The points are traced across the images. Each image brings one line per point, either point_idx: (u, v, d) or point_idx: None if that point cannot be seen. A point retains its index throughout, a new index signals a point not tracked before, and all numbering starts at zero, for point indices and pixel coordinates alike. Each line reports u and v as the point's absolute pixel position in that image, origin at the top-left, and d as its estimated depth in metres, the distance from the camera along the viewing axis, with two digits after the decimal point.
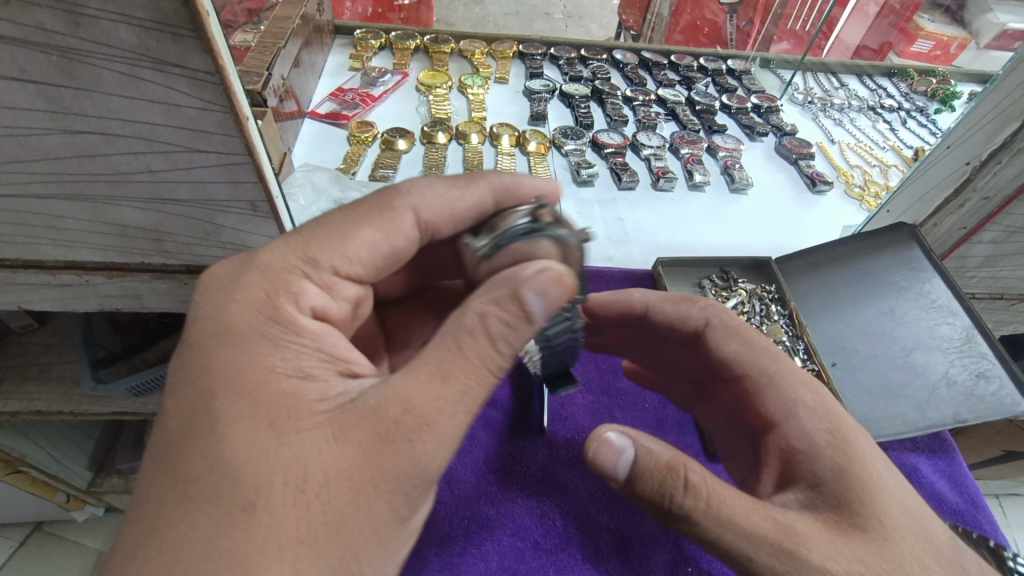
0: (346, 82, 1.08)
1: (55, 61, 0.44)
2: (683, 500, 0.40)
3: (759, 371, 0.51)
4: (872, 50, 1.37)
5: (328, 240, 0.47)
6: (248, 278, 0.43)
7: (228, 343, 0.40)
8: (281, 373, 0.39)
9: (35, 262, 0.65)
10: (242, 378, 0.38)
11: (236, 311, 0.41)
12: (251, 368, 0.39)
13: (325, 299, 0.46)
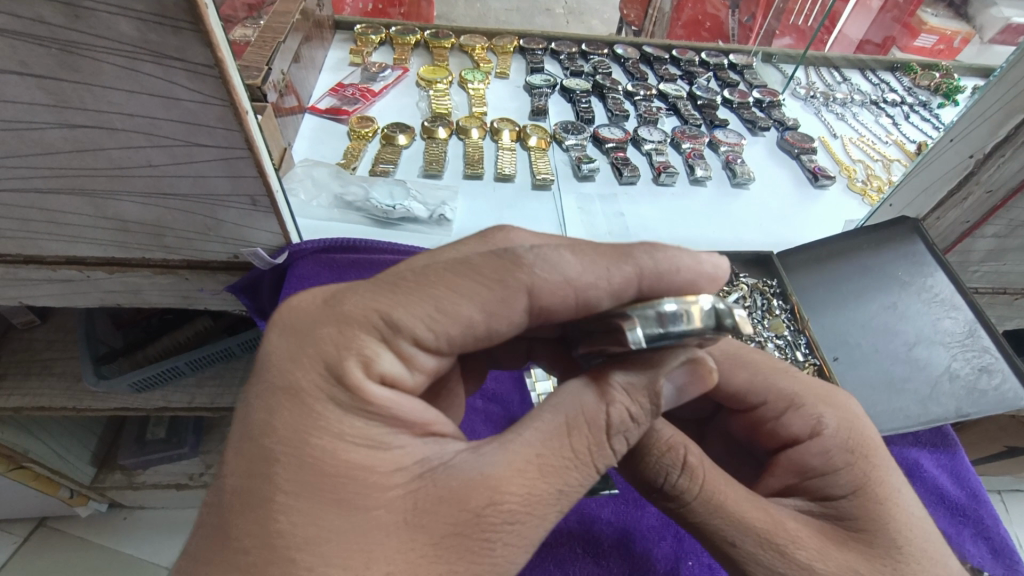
0: (346, 77, 1.08)
1: (55, 54, 0.44)
2: (677, 479, 0.43)
3: (773, 401, 0.52)
4: (875, 45, 1.38)
5: (410, 299, 0.37)
6: (323, 327, 0.37)
7: (289, 402, 0.36)
8: (352, 442, 0.36)
9: (36, 258, 0.65)
10: (315, 452, 0.35)
11: (303, 370, 0.36)
12: (316, 439, 0.35)
13: (398, 367, 0.38)
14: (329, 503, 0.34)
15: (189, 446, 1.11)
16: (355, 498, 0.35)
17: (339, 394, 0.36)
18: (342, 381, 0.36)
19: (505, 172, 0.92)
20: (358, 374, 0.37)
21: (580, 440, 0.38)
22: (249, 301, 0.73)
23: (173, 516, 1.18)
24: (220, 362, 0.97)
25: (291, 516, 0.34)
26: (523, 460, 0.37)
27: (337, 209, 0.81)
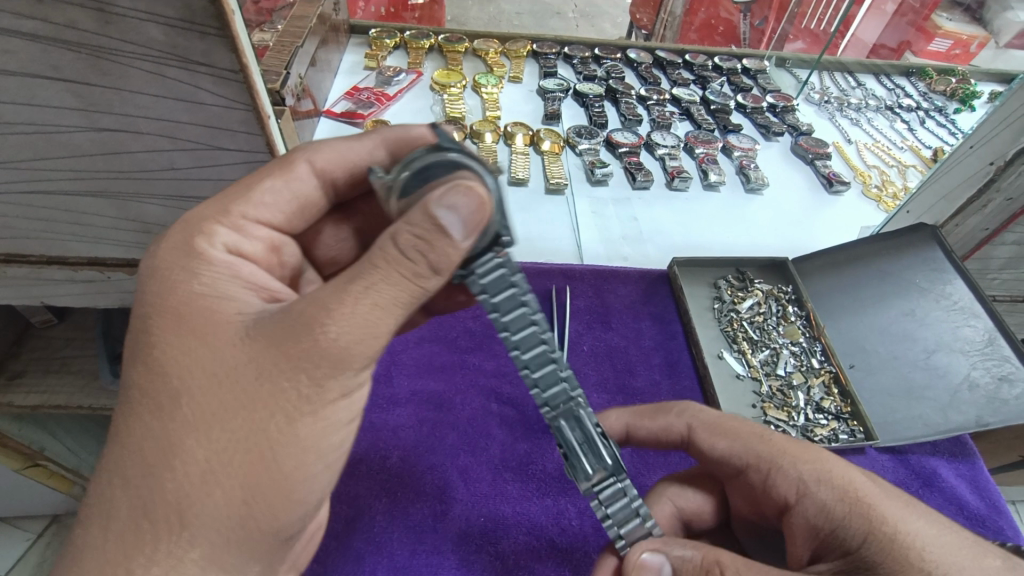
0: (361, 81, 1.09)
1: (86, 59, 0.45)
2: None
3: (753, 461, 0.47)
4: (890, 49, 1.35)
5: (240, 196, 0.46)
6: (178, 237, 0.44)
7: (157, 291, 0.41)
8: (196, 314, 0.39)
9: (59, 258, 0.66)
10: (171, 299, 0.39)
11: (168, 250, 0.42)
12: (172, 297, 0.39)
13: (239, 238, 0.45)
14: (186, 342, 0.38)
15: None
16: (198, 338, 0.38)
17: (185, 272, 0.41)
18: (188, 253, 0.41)
19: (519, 176, 0.92)
20: (207, 245, 0.42)
21: (391, 271, 0.35)
22: None
23: None
24: None
25: (175, 394, 0.37)
26: (350, 293, 0.36)
27: None
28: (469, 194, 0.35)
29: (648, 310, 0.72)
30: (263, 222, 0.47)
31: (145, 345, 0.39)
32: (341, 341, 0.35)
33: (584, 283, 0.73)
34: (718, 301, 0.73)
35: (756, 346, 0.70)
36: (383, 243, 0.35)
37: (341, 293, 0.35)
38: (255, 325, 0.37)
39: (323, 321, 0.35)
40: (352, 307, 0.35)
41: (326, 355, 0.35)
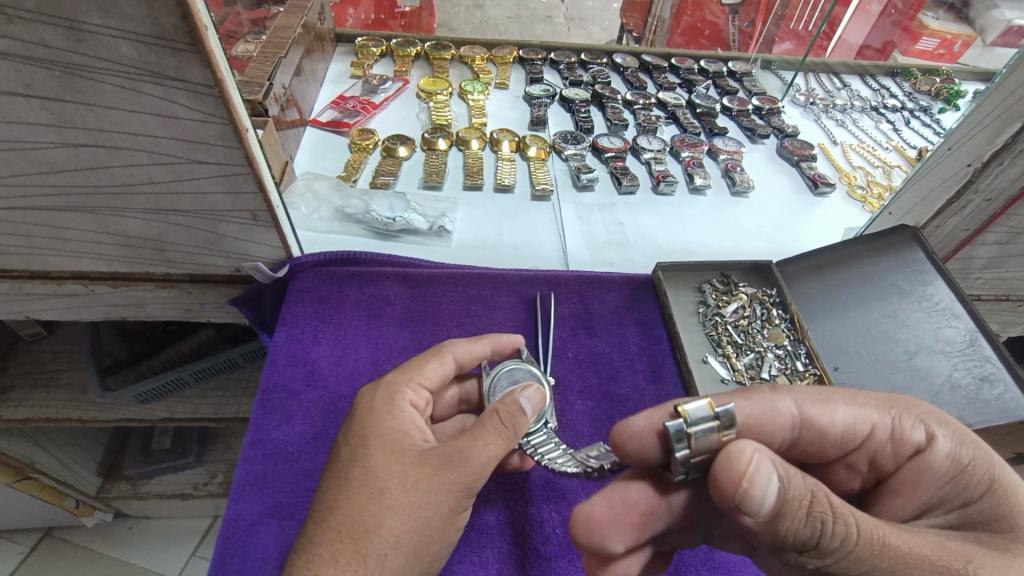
0: (348, 90, 1.09)
1: (59, 76, 0.45)
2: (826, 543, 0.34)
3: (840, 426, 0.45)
4: (874, 50, 1.37)
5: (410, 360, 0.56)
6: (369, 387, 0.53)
7: (361, 421, 0.49)
8: (383, 438, 0.47)
9: (41, 273, 0.66)
10: (379, 427, 0.48)
11: (374, 396, 0.51)
12: (380, 426, 0.48)
13: (420, 405, 0.53)
14: (394, 457, 0.46)
15: (193, 455, 1.12)
16: (394, 454, 0.46)
17: (381, 406, 0.50)
18: (390, 396, 0.51)
19: (505, 183, 0.92)
20: (400, 394, 0.52)
21: (493, 429, 0.47)
22: (251, 314, 0.73)
23: (177, 526, 1.18)
24: (223, 373, 0.98)
25: (348, 500, 0.44)
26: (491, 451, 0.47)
27: (337, 221, 0.82)
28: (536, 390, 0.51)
29: (632, 316, 0.72)
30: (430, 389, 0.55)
31: (362, 454, 0.46)
32: (484, 469, 0.46)
33: (568, 289, 0.73)
34: (703, 305, 0.73)
35: (740, 349, 0.70)
36: (488, 413, 0.49)
37: (476, 437, 0.47)
38: (429, 454, 0.47)
39: (477, 455, 0.46)
40: (481, 456, 0.46)
41: (463, 486, 0.46)
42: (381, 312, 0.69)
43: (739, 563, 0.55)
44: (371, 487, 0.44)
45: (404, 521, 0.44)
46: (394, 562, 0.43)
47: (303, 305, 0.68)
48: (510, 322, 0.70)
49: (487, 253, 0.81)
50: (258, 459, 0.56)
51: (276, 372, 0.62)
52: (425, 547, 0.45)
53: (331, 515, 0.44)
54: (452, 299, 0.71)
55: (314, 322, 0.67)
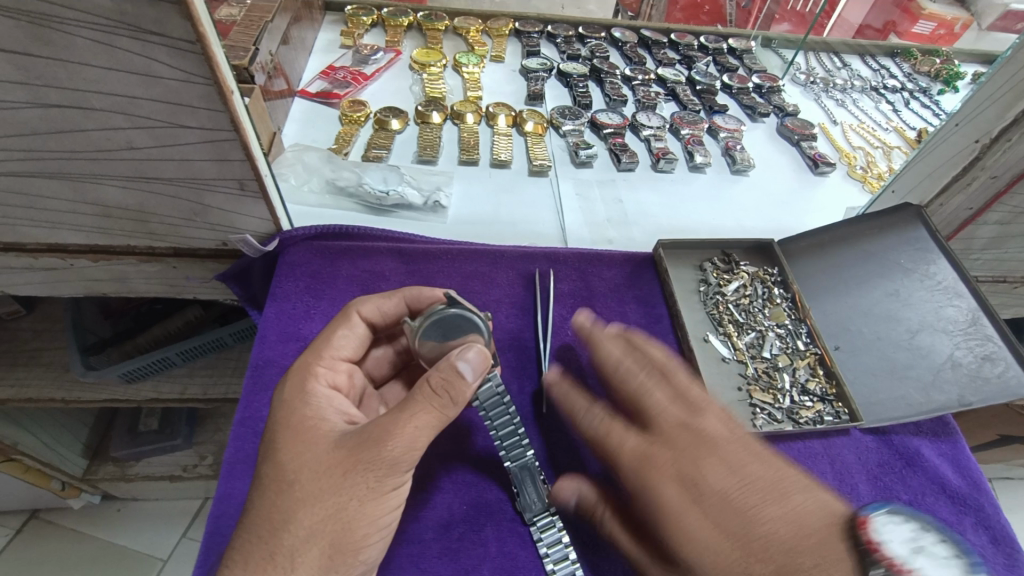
0: (338, 60, 1.05)
1: (27, 28, 0.42)
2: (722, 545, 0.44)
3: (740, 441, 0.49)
4: (875, 30, 1.33)
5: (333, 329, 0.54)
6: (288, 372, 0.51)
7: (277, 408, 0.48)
8: (294, 425, 0.46)
9: (16, 245, 0.62)
10: (289, 417, 0.46)
11: (284, 381, 0.49)
12: (291, 415, 0.47)
13: (336, 382, 0.51)
14: (305, 446, 0.44)
15: (181, 437, 1.09)
16: (303, 444, 0.45)
17: (292, 392, 0.48)
18: (303, 378, 0.49)
19: (501, 158, 0.90)
20: (314, 373, 0.50)
21: (423, 403, 0.45)
22: (240, 290, 0.71)
23: (167, 508, 1.17)
24: (211, 353, 0.96)
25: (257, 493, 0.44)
26: (414, 432, 0.44)
27: (329, 195, 0.79)
28: (480, 352, 0.48)
29: (633, 294, 0.71)
30: (346, 358, 0.54)
31: (272, 448, 0.45)
32: (409, 446, 0.44)
33: (567, 265, 0.71)
34: (705, 283, 0.72)
35: (742, 328, 0.69)
36: (419, 384, 0.46)
37: (403, 412, 0.44)
38: (348, 437, 0.45)
39: (401, 432, 0.44)
40: (404, 432, 0.44)
41: (385, 461, 0.44)
42: (376, 288, 0.67)
43: None
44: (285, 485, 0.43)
45: (315, 512, 0.42)
46: (313, 556, 0.42)
47: (294, 280, 0.65)
48: (508, 298, 0.68)
49: (484, 229, 0.79)
50: (248, 437, 0.54)
51: (266, 348, 0.60)
52: (350, 535, 0.43)
53: (245, 513, 0.43)
54: (449, 276, 0.69)
55: (305, 298, 0.64)
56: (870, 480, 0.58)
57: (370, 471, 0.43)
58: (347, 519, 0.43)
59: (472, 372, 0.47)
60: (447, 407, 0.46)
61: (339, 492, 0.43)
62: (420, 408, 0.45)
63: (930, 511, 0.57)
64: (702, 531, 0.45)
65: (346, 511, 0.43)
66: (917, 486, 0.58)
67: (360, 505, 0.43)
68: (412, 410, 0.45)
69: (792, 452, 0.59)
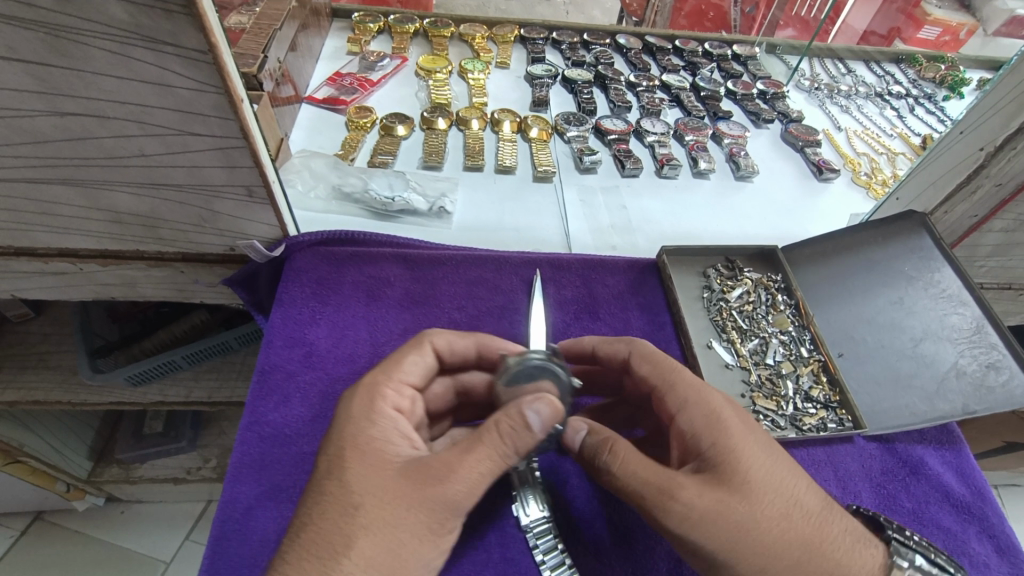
0: (345, 67, 1.06)
1: (43, 39, 0.43)
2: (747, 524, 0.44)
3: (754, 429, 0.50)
4: (880, 36, 1.35)
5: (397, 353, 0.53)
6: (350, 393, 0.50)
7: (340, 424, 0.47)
8: (359, 445, 0.45)
9: (27, 250, 0.63)
10: (357, 437, 0.45)
11: (354, 400, 0.48)
12: (359, 435, 0.46)
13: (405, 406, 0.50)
14: (370, 469, 0.44)
15: (187, 439, 1.11)
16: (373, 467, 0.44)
17: (356, 409, 0.48)
18: (371, 400, 0.48)
19: (506, 164, 0.90)
20: (383, 395, 0.49)
21: (490, 443, 0.43)
22: (245, 295, 0.71)
23: (170, 511, 1.17)
24: (217, 356, 0.96)
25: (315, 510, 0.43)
26: (477, 473, 0.43)
27: (335, 200, 0.80)
28: (544, 401, 0.44)
29: (637, 300, 0.71)
30: (413, 384, 0.52)
31: (339, 466, 0.44)
32: (472, 486, 0.43)
33: (571, 272, 0.72)
34: (708, 290, 0.72)
35: (745, 335, 0.69)
36: (488, 425, 0.44)
37: (469, 452, 0.43)
38: (414, 466, 0.44)
39: (465, 470, 0.43)
40: (469, 473, 0.43)
41: (449, 502, 0.43)
42: (380, 294, 0.68)
43: None
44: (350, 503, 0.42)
45: (374, 542, 0.41)
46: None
47: (300, 285, 0.66)
48: (512, 304, 0.69)
49: (488, 236, 0.80)
50: (254, 441, 0.55)
51: (272, 352, 0.61)
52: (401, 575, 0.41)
53: (304, 531, 0.42)
54: (453, 282, 0.70)
55: (312, 302, 0.65)
56: (873, 488, 0.58)
57: (430, 507, 0.42)
58: (399, 559, 0.41)
59: (543, 421, 0.44)
60: (512, 453, 0.44)
61: (394, 527, 0.41)
62: (485, 450, 0.43)
63: (934, 520, 0.57)
64: (691, 485, 0.45)
65: (400, 546, 0.41)
66: (920, 494, 0.58)
67: (416, 541, 0.42)
68: (479, 453, 0.43)
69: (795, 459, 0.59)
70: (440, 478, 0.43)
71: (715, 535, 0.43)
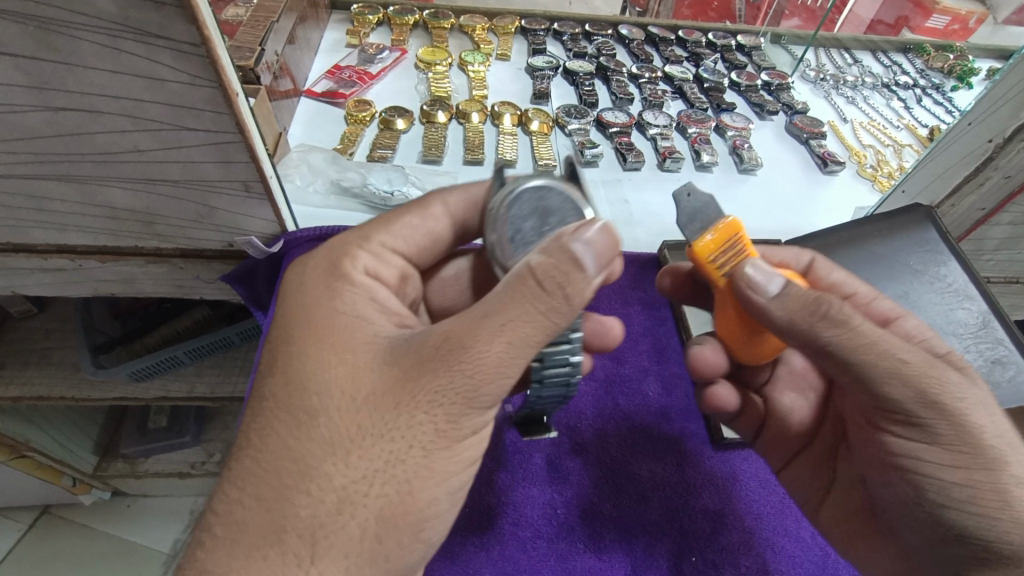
0: (343, 59, 1.05)
1: (32, 32, 0.42)
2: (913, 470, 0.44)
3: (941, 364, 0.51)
4: (886, 25, 1.34)
5: (378, 225, 0.51)
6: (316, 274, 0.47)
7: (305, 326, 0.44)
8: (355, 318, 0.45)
9: (26, 246, 0.63)
10: (324, 323, 0.44)
11: (308, 270, 0.48)
12: (329, 318, 0.44)
13: (375, 261, 0.49)
14: (336, 355, 0.42)
15: (190, 434, 1.10)
16: (355, 350, 0.42)
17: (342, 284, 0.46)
18: (329, 279, 0.47)
19: (506, 158, 0.89)
20: (354, 260, 0.48)
21: (529, 291, 0.39)
22: (244, 291, 0.71)
23: (175, 504, 1.18)
24: (219, 351, 0.96)
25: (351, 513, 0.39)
26: (503, 331, 0.39)
27: (334, 195, 0.79)
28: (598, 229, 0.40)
29: None
30: (400, 251, 0.52)
31: (292, 356, 0.43)
32: (512, 342, 0.39)
33: None
34: None
35: None
36: (524, 273, 0.39)
37: (508, 312, 0.39)
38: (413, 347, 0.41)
39: (503, 331, 0.39)
40: (499, 339, 0.38)
41: (482, 370, 0.39)
42: None
43: (742, 543, 0.59)
44: (355, 394, 0.41)
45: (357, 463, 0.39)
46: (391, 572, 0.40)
47: None
48: None
49: None
50: None
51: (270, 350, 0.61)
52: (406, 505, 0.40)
53: (266, 442, 0.41)
54: None
55: None
56: None
57: (427, 392, 0.39)
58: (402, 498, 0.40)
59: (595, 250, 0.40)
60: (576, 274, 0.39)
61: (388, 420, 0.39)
62: (532, 293, 0.39)
63: None
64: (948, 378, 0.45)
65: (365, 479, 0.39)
66: None
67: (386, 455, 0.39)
68: (534, 307, 0.39)
69: None
70: (469, 341, 0.38)
71: (882, 372, 0.44)
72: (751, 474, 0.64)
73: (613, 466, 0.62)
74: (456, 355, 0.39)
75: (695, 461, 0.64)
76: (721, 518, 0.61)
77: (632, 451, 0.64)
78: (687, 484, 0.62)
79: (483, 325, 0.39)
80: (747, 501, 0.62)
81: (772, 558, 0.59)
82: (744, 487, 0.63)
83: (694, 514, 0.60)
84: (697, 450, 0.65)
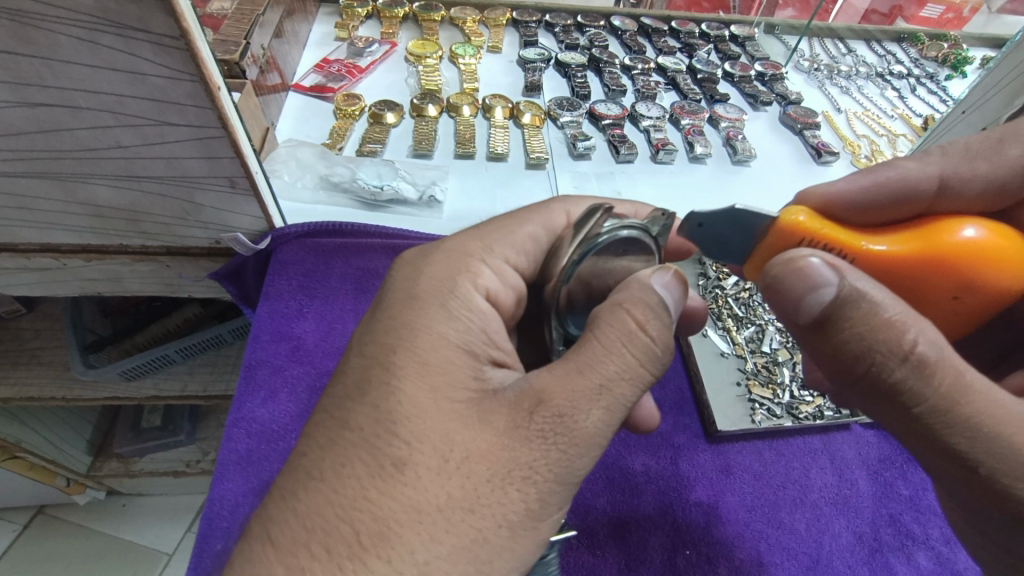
0: (332, 53, 1.03)
1: (6, 25, 0.41)
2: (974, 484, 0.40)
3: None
4: (880, 15, 1.34)
5: (498, 233, 0.51)
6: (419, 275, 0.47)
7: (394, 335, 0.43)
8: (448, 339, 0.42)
9: (9, 245, 0.62)
10: (411, 337, 0.42)
11: (422, 280, 0.46)
12: (420, 320, 0.43)
13: (497, 283, 0.48)
14: (428, 384, 0.39)
15: (185, 433, 1.09)
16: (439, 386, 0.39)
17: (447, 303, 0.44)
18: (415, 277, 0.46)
19: (498, 151, 0.88)
20: (480, 272, 0.47)
21: (616, 339, 0.39)
22: (233, 288, 0.70)
23: (170, 503, 1.17)
24: (210, 350, 0.96)
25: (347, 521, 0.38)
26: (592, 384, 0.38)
27: (323, 191, 0.78)
28: (667, 275, 0.42)
29: None
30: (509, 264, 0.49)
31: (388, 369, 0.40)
32: (613, 394, 0.39)
33: None
34: (704, 278, 0.81)
35: (741, 323, 0.77)
36: (619, 315, 0.39)
37: (605, 355, 0.38)
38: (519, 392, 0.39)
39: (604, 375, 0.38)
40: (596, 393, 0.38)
41: (583, 434, 0.38)
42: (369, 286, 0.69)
43: (738, 537, 0.59)
44: (440, 450, 0.37)
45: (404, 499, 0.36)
46: None
47: (287, 279, 0.66)
48: None
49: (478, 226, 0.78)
50: (240, 436, 0.55)
51: (260, 348, 0.61)
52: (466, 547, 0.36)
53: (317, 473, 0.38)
54: None
55: (299, 296, 0.66)
56: (871, 475, 0.65)
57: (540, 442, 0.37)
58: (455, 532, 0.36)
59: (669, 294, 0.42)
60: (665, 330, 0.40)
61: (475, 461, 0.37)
62: (630, 343, 0.39)
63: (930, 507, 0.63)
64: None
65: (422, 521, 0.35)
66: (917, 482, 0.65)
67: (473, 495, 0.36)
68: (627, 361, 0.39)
69: (790, 448, 0.66)
70: (570, 391, 0.38)
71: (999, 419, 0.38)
72: (746, 466, 0.64)
73: (608, 463, 0.63)
74: (554, 408, 0.38)
75: (689, 454, 0.64)
76: (716, 510, 0.60)
77: (627, 447, 0.64)
78: (681, 477, 0.62)
79: (580, 374, 0.38)
80: (739, 494, 0.62)
81: (766, 549, 0.58)
82: (739, 480, 0.63)
83: (689, 507, 0.60)
84: (690, 444, 0.65)
